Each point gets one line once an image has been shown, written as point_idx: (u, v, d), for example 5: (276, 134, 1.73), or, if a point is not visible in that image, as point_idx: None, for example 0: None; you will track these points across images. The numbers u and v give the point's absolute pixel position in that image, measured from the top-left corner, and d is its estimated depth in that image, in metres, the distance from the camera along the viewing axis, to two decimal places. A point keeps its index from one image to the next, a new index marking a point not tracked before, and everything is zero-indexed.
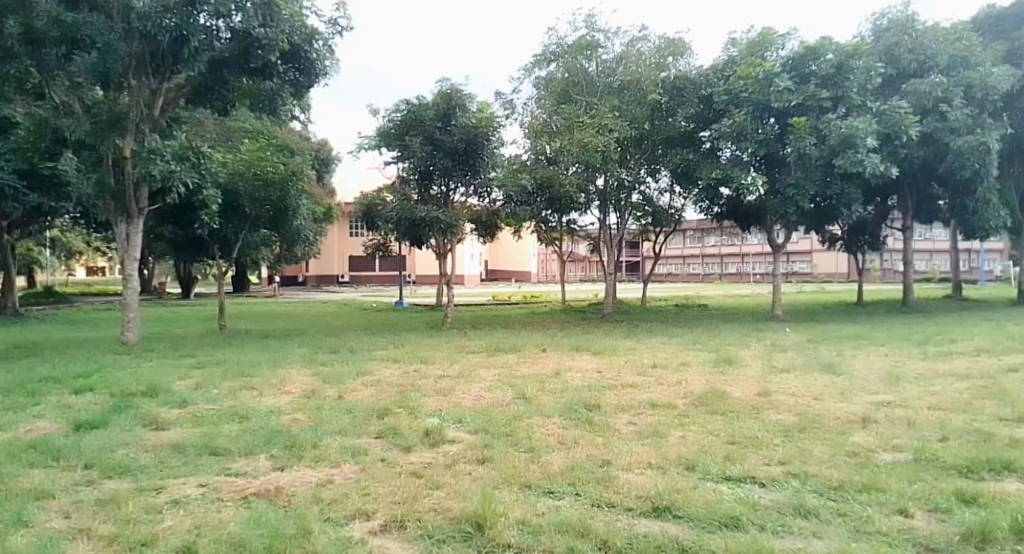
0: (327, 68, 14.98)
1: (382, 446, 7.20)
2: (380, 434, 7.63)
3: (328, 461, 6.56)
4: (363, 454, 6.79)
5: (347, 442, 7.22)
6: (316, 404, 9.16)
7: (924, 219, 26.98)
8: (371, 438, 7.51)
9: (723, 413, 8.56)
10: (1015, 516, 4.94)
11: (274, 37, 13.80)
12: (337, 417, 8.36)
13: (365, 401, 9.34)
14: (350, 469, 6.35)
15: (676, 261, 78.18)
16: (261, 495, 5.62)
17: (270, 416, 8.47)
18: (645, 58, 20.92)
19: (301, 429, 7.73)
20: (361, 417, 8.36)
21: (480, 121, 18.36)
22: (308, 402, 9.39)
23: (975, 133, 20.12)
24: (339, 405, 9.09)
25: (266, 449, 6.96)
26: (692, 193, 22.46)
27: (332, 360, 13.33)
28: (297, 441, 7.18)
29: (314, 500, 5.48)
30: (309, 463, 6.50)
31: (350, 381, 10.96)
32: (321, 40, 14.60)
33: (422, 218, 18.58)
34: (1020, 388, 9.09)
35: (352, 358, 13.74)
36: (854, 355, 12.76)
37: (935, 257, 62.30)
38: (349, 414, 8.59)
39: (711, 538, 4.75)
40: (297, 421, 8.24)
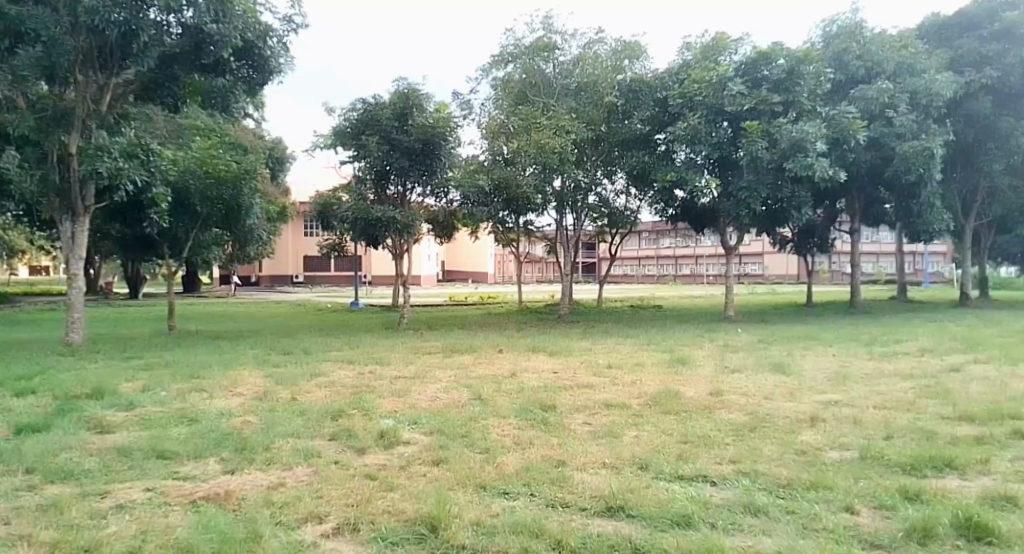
0: (282, 65, 14.71)
1: (335, 447, 7.09)
2: (334, 435, 7.51)
3: (279, 464, 6.42)
4: (315, 456, 6.67)
5: (300, 444, 7.08)
6: (269, 406, 8.97)
7: (870, 222, 27.73)
8: (324, 439, 7.39)
9: (677, 413, 8.66)
10: (958, 512, 5.08)
11: (227, 32, 13.50)
12: (290, 419, 8.19)
13: (319, 403, 9.18)
14: (302, 471, 6.23)
15: (632, 263, 79.00)
16: (210, 499, 5.46)
17: (221, 419, 8.26)
18: (602, 60, 21.13)
19: (252, 432, 7.57)
20: (314, 419, 8.21)
21: (437, 120, 18.24)
22: (260, 403, 9.19)
23: (919, 139, 20.66)
24: (292, 407, 8.92)
25: (216, 451, 6.79)
26: (648, 195, 22.69)
27: (286, 361, 13.12)
28: (247, 443, 7.02)
29: (264, 503, 5.35)
30: (260, 466, 6.36)
31: (304, 382, 10.78)
32: (275, 37, 14.38)
33: (378, 218, 18.40)
34: (961, 387, 9.35)
35: (306, 359, 13.52)
36: (803, 354, 13.04)
37: (881, 260, 64.14)
38: (303, 415, 8.44)
39: (665, 537, 4.76)
40: (249, 423, 8.06)
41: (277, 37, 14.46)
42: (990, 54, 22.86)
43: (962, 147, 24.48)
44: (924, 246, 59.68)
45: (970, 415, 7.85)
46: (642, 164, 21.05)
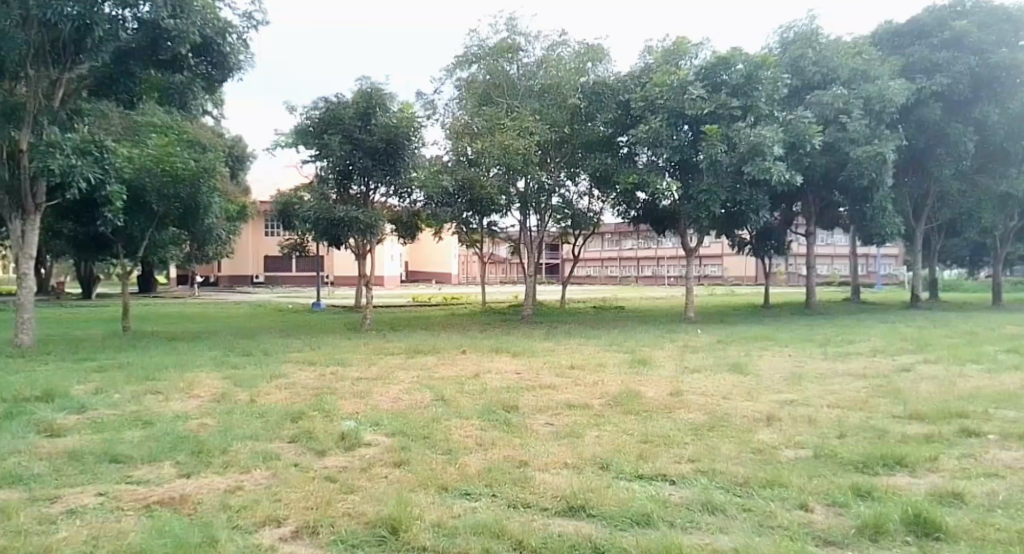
0: (242, 62, 14.44)
1: (295, 450, 7.00)
2: (294, 437, 7.43)
3: (237, 467, 6.32)
4: (274, 459, 6.57)
5: (258, 447, 6.97)
6: (226, 408, 8.83)
7: (826, 226, 28.34)
8: (283, 442, 7.30)
9: (638, 413, 8.73)
10: (908, 508, 5.22)
11: (185, 28, 13.29)
12: (248, 422, 8.08)
13: (279, 405, 9.07)
14: (260, 474, 6.14)
15: (595, 264, 79.53)
16: (164, 504, 5.35)
17: (177, 422, 8.10)
18: (566, 63, 21.47)
19: (210, 434, 7.44)
20: (274, 421, 8.11)
21: (400, 120, 18.14)
22: (218, 406, 9.04)
23: (871, 144, 21.21)
24: (251, 409, 8.79)
25: (171, 455, 6.66)
26: (610, 197, 22.85)
27: (245, 363, 12.91)
28: (204, 446, 6.90)
29: (221, 507, 5.26)
30: (217, 470, 6.24)
31: (263, 384, 10.62)
32: (235, 34, 14.10)
33: (341, 218, 18.24)
34: (911, 387, 9.61)
35: (265, 360, 13.33)
36: (762, 355, 13.26)
37: (835, 261, 65.64)
38: (262, 417, 8.33)
39: (625, 536, 4.80)
40: (206, 426, 7.92)
41: (237, 33, 14.18)
42: (939, 62, 23.58)
43: (914, 152, 25.15)
44: (876, 249, 61.31)
45: (920, 414, 8.07)
46: (605, 167, 21.20)
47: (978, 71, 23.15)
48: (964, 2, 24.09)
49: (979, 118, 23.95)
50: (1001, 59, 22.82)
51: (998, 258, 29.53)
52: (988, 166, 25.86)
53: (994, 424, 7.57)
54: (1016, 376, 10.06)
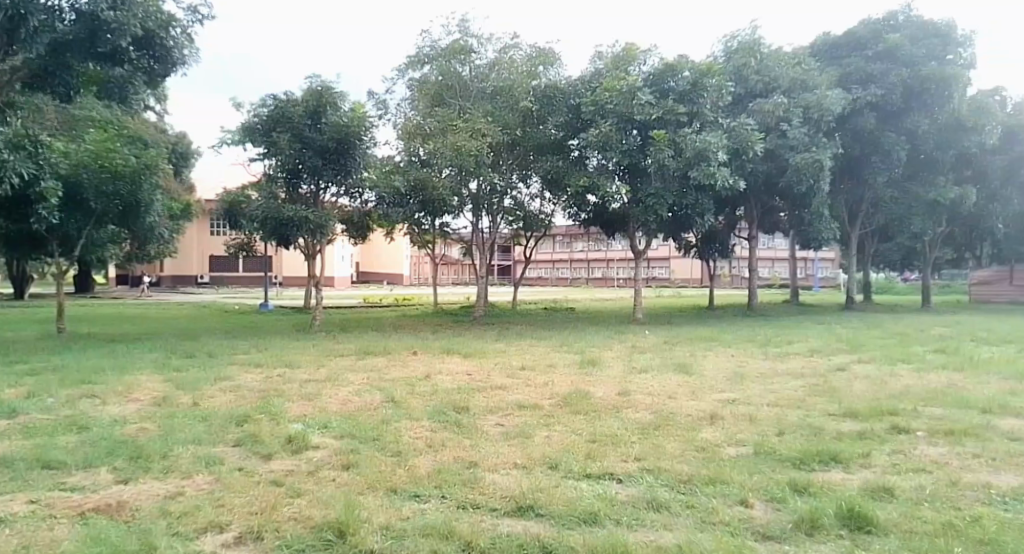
0: (186, 57, 14.18)
1: (239, 454, 6.90)
2: (238, 441, 7.31)
3: (178, 472, 6.20)
4: (217, 464, 6.46)
5: (200, 451, 6.85)
6: (167, 412, 8.62)
7: (768, 230, 29.05)
8: (228, 446, 7.17)
9: (587, 413, 8.84)
10: (843, 502, 5.42)
11: (125, 20, 12.96)
12: (190, 426, 7.92)
13: (223, 408, 8.91)
14: (202, 480, 6.03)
15: (546, 266, 79.98)
16: (100, 511, 5.23)
17: (113, 426, 7.89)
18: (518, 66, 21.52)
19: (149, 439, 7.27)
20: (218, 425, 7.97)
21: (351, 120, 17.94)
22: (158, 409, 8.83)
23: (810, 151, 21.92)
24: (193, 413, 8.62)
25: (107, 460, 6.48)
26: (562, 200, 23.00)
27: (187, 365, 12.60)
28: (143, 451, 6.74)
29: (160, 514, 5.16)
30: (156, 475, 6.11)
31: (207, 387, 10.41)
32: (178, 27, 13.83)
33: (290, 218, 17.97)
34: (846, 385, 9.96)
35: (209, 362, 13.03)
36: (707, 355, 13.55)
37: (776, 265, 67.39)
38: (205, 421, 8.16)
39: (572, 534, 4.88)
40: (145, 430, 7.73)
41: (181, 27, 13.92)
42: (874, 73, 24.44)
43: (850, 160, 26.02)
44: (815, 253, 63.20)
45: (854, 412, 8.36)
46: (556, 170, 21.33)
47: (911, 82, 24.11)
48: (897, 16, 25.07)
49: (910, 128, 24.92)
50: (931, 72, 23.82)
51: (928, 263, 30.78)
52: (918, 175, 26.95)
53: (922, 421, 7.90)
54: (943, 375, 10.52)
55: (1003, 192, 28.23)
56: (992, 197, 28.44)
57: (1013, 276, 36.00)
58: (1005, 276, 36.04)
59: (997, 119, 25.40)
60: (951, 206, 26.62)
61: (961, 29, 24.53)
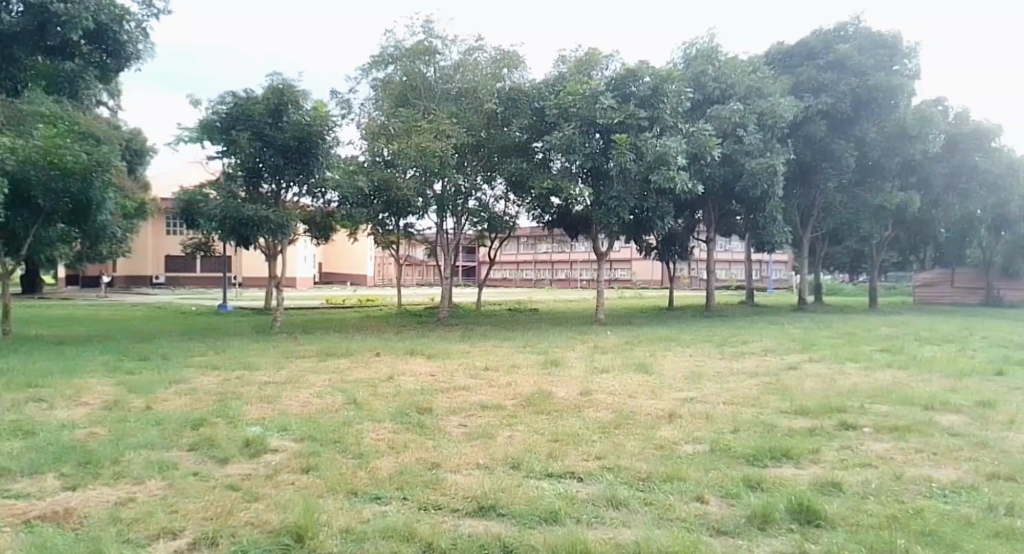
0: (140, 51, 13.85)
1: (195, 458, 6.87)
2: (193, 445, 7.27)
3: (129, 478, 6.16)
4: (170, 469, 6.43)
5: (153, 456, 6.81)
6: (118, 416, 8.52)
7: (725, 233, 29.60)
8: (182, 450, 7.14)
9: (549, 413, 8.97)
10: (792, 498, 5.63)
11: (75, 13, 12.70)
12: (143, 430, 7.85)
13: (178, 412, 8.82)
14: (154, 485, 6.00)
15: (510, 268, 80.24)
16: (47, 519, 5.18)
17: (61, 431, 7.79)
18: (482, 68, 21.63)
19: (99, 444, 7.19)
20: (172, 429, 7.91)
21: (313, 119, 17.80)
22: (109, 414, 8.72)
23: (765, 156, 22.47)
24: (146, 417, 8.54)
25: (55, 467, 6.41)
26: (526, 202, 23.12)
27: (141, 367, 12.43)
28: (93, 457, 6.67)
29: (111, 521, 5.14)
30: (106, 481, 6.07)
31: (161, 390, 10.28)
32: (133, 21, 13.53)
33: (249, 218, 17.83)
34: (799, 384, 10.27)
35: (163, 365, 12.85)
36: (666, 355, 13.79)
37: (733, 267, 68.74)
38: (159, 425, 8.09)
39: (532, 533, 4.98)
40: (95, 435, 7.64)
41: (135, 21, 13.61)
42: (826, 82, 25.09)
43: (802, 166, 26.67)
44: (770, 255, 64.59)
45: (804, 409, 8.63)
46: (520, 172, 21.44)
47: (859, 92, 24.80)
48: (847, 27, 25.76)
49: (859, 136, 25.68)
50: (879, 82, 24.54)
51: (874, 266, 31.70)
52: (866, 180, 27.75)
53: (869, 417, 8.20)
54: (889, 373, 10.91)
55: (945, 198, 29.21)
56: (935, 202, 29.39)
57: (954, 279, 38.00)
58: (947, 278, 37.99)
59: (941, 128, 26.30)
60: (898, 210, 27.46)
61: (907, 41, 25.33)
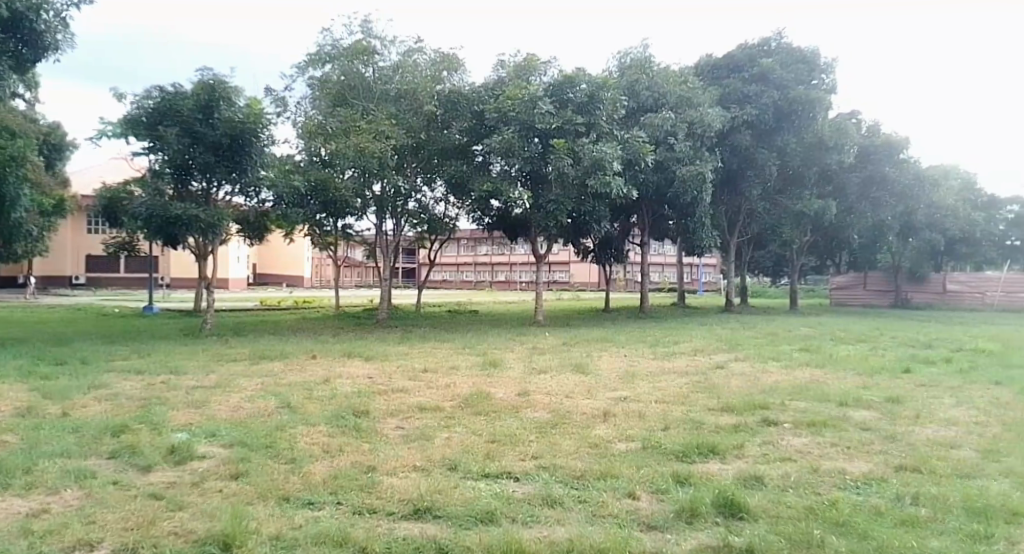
0: (58, 42, 13.43)
1: (115, 466, 6.74)
2: (114, 453, 7.13)
3: (43, 488, 6.00)
4: (89, 478, 6.28)
5: (69, 465, 6.65)
6: (32, 424, 8.25)
7: (658, 236, 30.23)
8: (101, 458, 6.98)
9: (487, 413, 9.10)
10: (716, 492, 5.88)
11: None
12: (58, 438, 7.63)
13: (97, 418, 8.60)
14: (71, 495, 5.87)
15: (450, 269, 80.15)
16: None
17: None
18: (421, 70, 21.75)
19: (10, 453, 6.97)
20: (91, 437, 7.72)
21: (246, 116, 17.44)
22: (22, 420, 8.45)
23: (695, 163, 23.22)
24: (62, 424, 8.29)
25: None
26: (466, 204, 23.14)
27: (57, 372, 11.99)
28: (2, 467, 6.47)
29: (21, 534, 5.01)
30: (18, 492, 5.90)
31: (79, 396, 9.98)
32: (50, 11, 13.16)
33: (178, 216, 17.38)
34: (727, 382, 10.66)
35: (84, 370, 12.44)
36: (602, 356, 14.06)
37: (666, 270, 70.38)
38: (75, 433, 7.88)
39: (467, 535, 5.09)
40: (6, 443, 7.40)
41: (53, 10, 13.27)
42: (751, 94, 25.97)
43: (729, 174, 27.53)
44: (700, 259, 66.44)
45: (730, 406, 8.99)
46: (460, 175, 21.45)
47: (781, 105, 25.75)
48: (770, 42, 26.68)
49: (781, 145, 26.65)
50: (799, 96, 25.50)
51: (795, 270, 32.94)
52: (790, 188, 28.90)
53: (790, 413, 8.60)
54: (811, 371, 11.41)
55: (858, 206, 30.59)
56: (849, 209, 30.74)
57: (867, 282, 39.41)
58: (859, 282, 39.49)
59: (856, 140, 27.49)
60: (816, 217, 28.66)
61: (824, 57, 26.42)
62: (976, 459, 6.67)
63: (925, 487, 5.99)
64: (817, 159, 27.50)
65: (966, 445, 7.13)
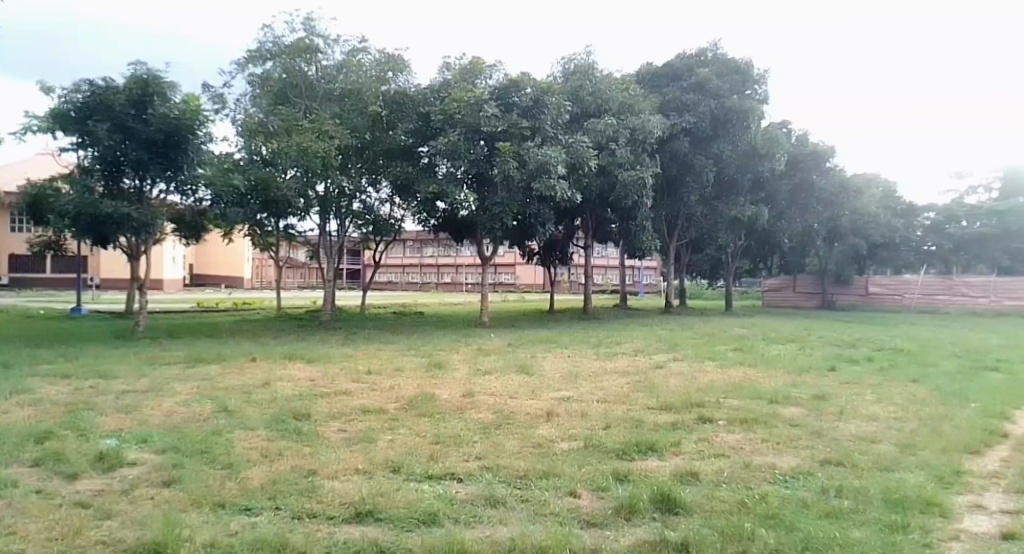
0: None
1: (39, 475, 6.55)
2: (38, 461, 6.93)
3: None
4: (11, 487, 6.11)
5: None
6: None
7: (601, 239, 30.65)
8: (24, 467, 6.79)
9: (430, 415, 9.14)
10: (653, 488, 6.07)
11: None
12: None
13: (20, 425, 8.33)
14: None
15: (395, 270, 79.60)
16: None
17: None
18: (366, 70, 21.60)
19: None
20: (13, 443, 7.48)
21: (182, 112, 17.04)
22: None
23: (636, 168, 23.71)
24: None
25: None
26: (412, 206, 23.07)
27: None
28: None
29: None
30: None
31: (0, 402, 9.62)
32: None
33: (108, 214, 16.86)
34: (667, 381, 10.94)
35: (6, 374, 11.98)
36: (546, 357, 14.19)
37: (609, 272, 71.35)
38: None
39: (409, 537, 5.14)
40: None
41: None
42: (689, 102, 26.55)
43: (668, 178, 28.13)
44: (641, 262, 67.52)
45: (668, 405, 9.24)
46: (406, 176, 21.40)
47: (717, 113, 26.44)
48: (706, 53, 27.35)
49: (717, 152, 27.38)
50: (734, 104, 26.26)
51: (730, 272, 33.86)
52: (726, 194, 29.79)
53: (724, 411, 8.90)
54: (747, 370, 11.79)
55: (788, 212, 31.74)
56: (780, 216, 31.87)
57: (796, 284, 40.92)
58: (790, 284, 41.01)
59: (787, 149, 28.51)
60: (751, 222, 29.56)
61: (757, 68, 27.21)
62: (895, 453, 7.03)
63: (848, 480, 6.29)
64: (751, 167, 28.37)
65: (887, 439, 7.51)
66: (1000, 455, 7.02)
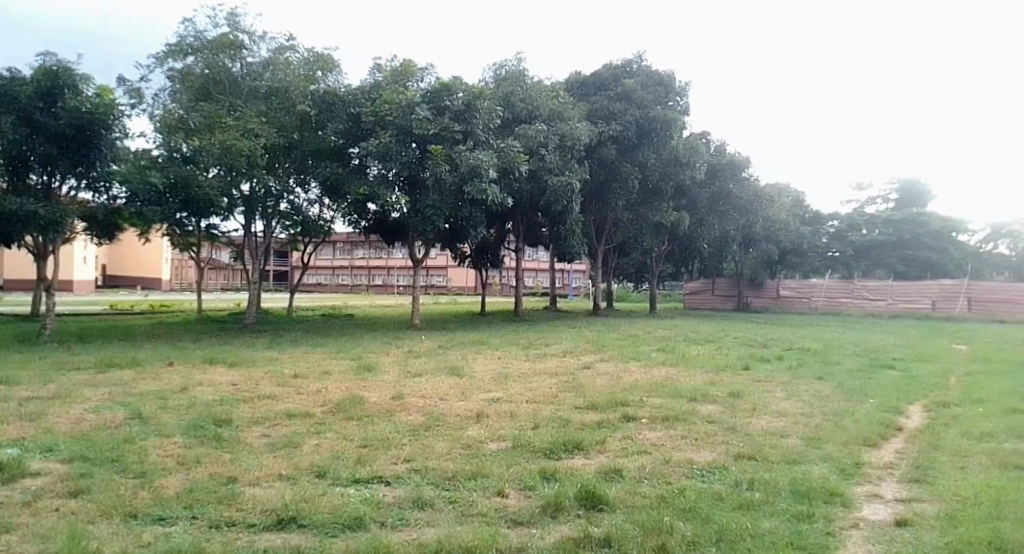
0: None
1: None
2: None
3: None
4: None
5: None
6: None
7: (531, 242, 30.95)
8: None
9: (359, 418, 9.15)
10: (576, 486, 6.27)
11: None
12: None
13: None
14: None
15: (325, 272, 78.31)
16: None
17: None
18: (294, 69, 21.29)
19: None
20: None
21: (96, 106, 16.46)
22: None
23: (564, 174, 24.09)
24: None
25: None
26: (342, 207, 22.78)
27: None
28: None
29: None
30: None
31: None
32: None
33: (14, 212, 16.09)
34: (592, 382, 11.19)
35: None
36: (476, 358, 14.35)
37: (539, 276, 72.42)
38: None
39: (335, 541, 5.20)
40: None
41: None
42: (616, 110, 27.16)
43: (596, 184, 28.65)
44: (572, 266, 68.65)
45: (593, 404, 9.51)
46: (335, 177, 21.11)
47: (642, 122, 27.17)
48: (632, 63, 28.11)
49: (643, 160, 28.09)
50: (658, 114, 27.02)
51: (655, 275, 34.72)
52: (651, 200, 30.58)
53: (646, 409, 9.21)
54: (670, 370, 12.18)
55: (709, 218, 32.88)
56: (700, 222, 32.99)
57: (716, 286, 41.86)
58: (709, 286, 42.00)
59: (706, 158, 29.47)
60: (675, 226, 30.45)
61: (679, 80, 28.17)
62: (801, 446, 7.46)
63: (759, 473, 6.64)
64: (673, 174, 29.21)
65: (795, 434, 7.95)
66: (896, 447, 7.53)
